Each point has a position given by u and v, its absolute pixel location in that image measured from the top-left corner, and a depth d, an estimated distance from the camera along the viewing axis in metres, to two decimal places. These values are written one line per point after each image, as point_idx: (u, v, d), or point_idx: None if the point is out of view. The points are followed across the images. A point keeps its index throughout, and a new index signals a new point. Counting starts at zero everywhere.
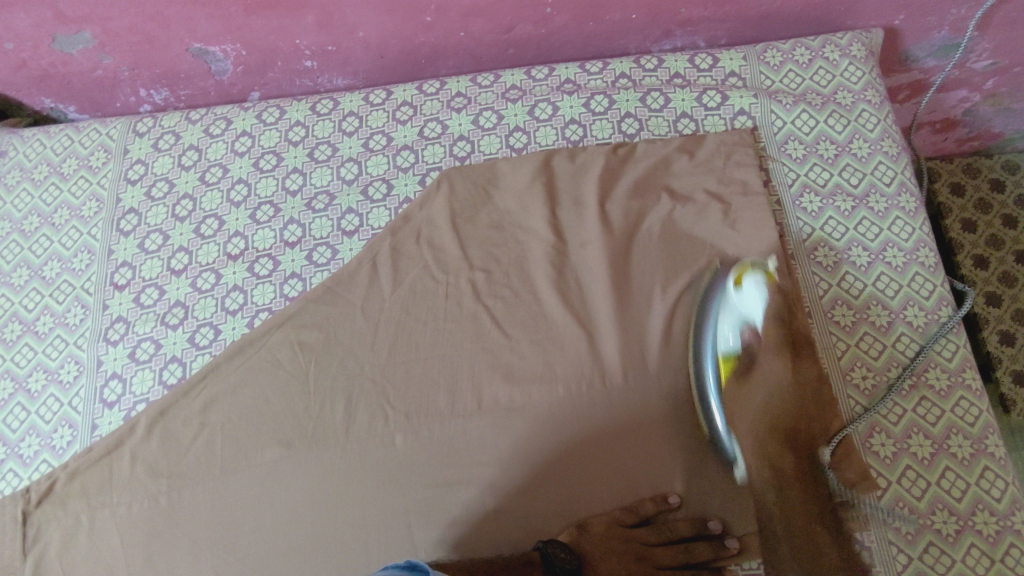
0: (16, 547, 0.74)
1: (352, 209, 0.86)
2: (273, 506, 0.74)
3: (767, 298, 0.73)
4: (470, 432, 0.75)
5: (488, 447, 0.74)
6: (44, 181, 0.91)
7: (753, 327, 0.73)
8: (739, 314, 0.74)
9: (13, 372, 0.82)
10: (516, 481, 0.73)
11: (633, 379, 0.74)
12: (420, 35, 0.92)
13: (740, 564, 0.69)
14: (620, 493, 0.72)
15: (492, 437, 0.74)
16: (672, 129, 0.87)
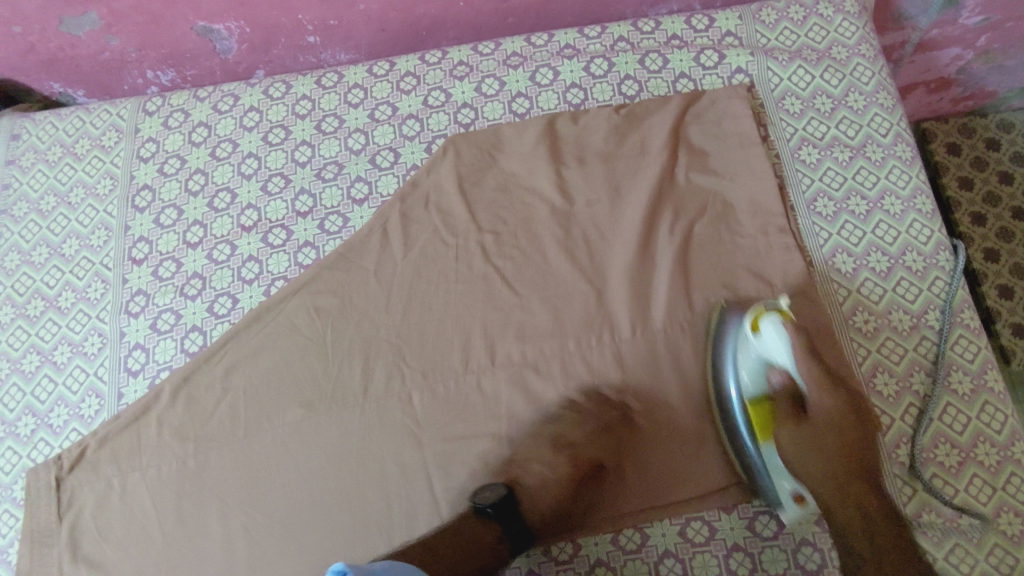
0: (51, 511, 0.77)
1: (361, 177, 0.88)
2: (299, 463, 0.77)
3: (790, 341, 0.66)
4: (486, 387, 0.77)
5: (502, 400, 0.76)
6: (58, 162, 0.92)
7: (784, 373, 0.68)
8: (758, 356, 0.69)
9: (38, 346, 0.84)
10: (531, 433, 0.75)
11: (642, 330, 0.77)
12: (420, 6, 0.94)
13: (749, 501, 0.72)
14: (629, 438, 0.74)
15: (506, 390, 0.77)
16: (671, 89, 0.89)
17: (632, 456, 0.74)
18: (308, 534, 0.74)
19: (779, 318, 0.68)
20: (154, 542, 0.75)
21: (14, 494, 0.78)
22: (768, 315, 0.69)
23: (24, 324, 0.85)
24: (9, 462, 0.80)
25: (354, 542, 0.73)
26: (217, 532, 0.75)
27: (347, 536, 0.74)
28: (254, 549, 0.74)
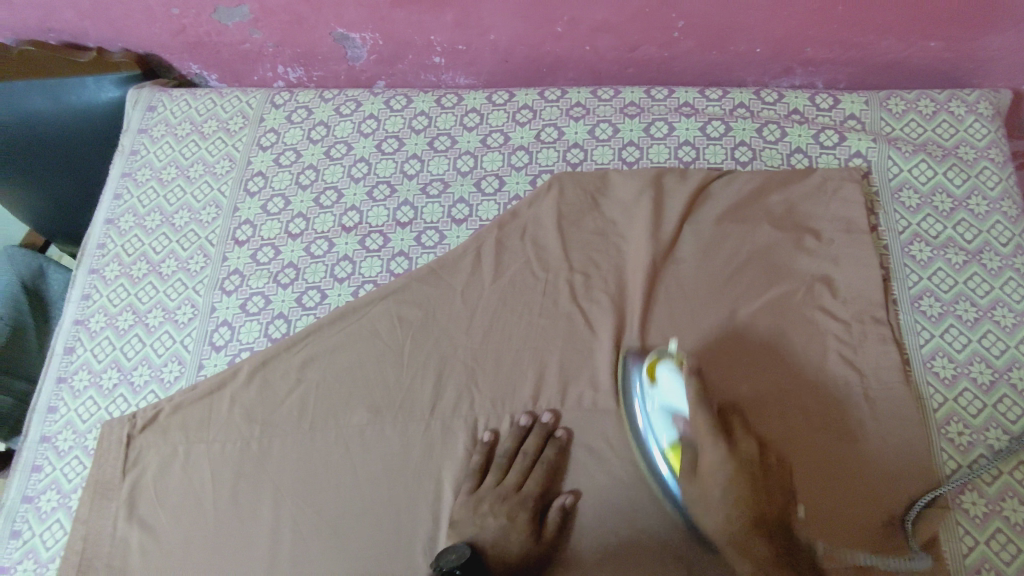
0: (118, 466, 0.79)
1: (463, 199, 0.90)
2: (357, 469, 0.77)
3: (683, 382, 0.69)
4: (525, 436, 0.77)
5: (539, 454, 0.76)
6: (185, 137, 0.97)
7: (682, 415, 0.69)
8: (663, 405, 0.70)
9: (134, 306, 0.88)
10: (566, 490, 0.75)
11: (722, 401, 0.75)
12: (548, 44, 0.96)
13: None
14: None
15: (517, 451, 0.76)
16: (785, 162, 0.88)
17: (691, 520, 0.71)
18: (354, 539, 0.74)
19: (674, 365, 0.71)
20: (207, 515, 0.76)
21: (87, 443, 0.81)
22: (663, 360, 0.72)
23: (125, 283, 0.89)
24: (88, 411, 0.83)
25: (397, 556, 0.73)
26: (268, 518, 0.76)
27: (391, 549, 0.73)
28: (301, 544, 0.74)
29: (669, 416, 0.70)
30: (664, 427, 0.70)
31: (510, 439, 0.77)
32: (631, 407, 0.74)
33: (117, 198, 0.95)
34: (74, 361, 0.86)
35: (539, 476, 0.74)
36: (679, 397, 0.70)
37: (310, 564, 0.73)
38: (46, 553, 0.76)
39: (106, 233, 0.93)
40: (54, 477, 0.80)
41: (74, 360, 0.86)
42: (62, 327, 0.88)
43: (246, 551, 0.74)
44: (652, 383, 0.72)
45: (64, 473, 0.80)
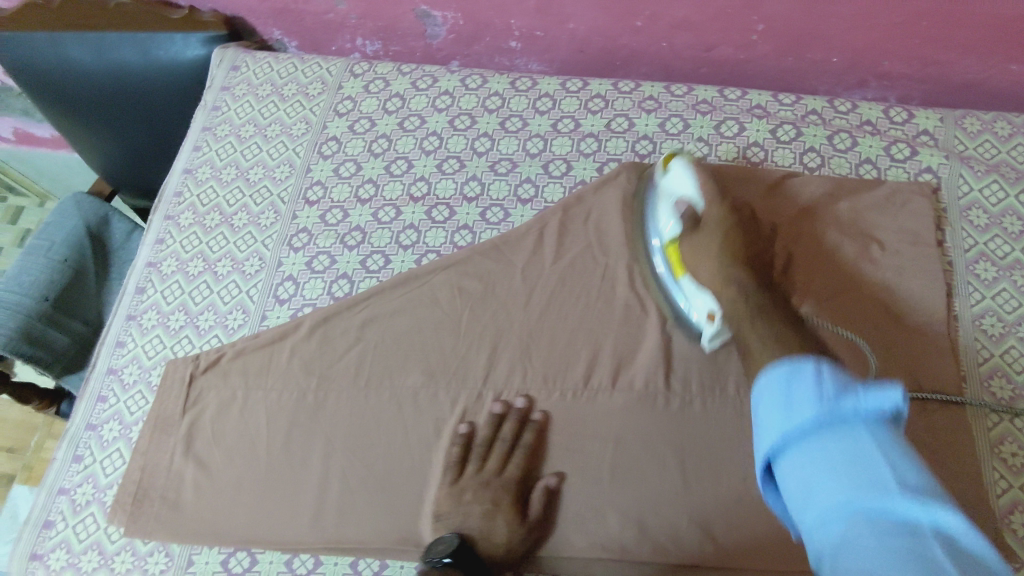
0: (179, 404, 0.82)
1: (530, 179, 0.91)
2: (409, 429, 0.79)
3: (692, 172, 0.79)
4: (501, 423, 0.78)
5: (517, 439, 0.77)
6: (265, 98, 1.00)
7: (686, 202, 0.79)
8: (671, 195, 0.81)
9: (204, 254, 0.91)
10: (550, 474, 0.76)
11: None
12: (625, 37, 0.98)
13: None
14: (729, 492, 0.73)
15: (495, 438, 0.78)
16: (853, 171, 0.88)
17: (734, 509, 0.72)
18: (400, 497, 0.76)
19: (686, 159, 0.81)
20: (260, 459, 0.79)
21: (151, 378, 0.84)
22: (675, 158, 0.82)
23: (198, 232, 0.92)
24: (154, 349, 0.86)
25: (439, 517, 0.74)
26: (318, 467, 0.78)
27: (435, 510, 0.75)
28: (349, 496, 0.76)
29: (673, 206, 0.81)
30: (668, 217, 0.80)
31: (486, 428, 0.78)
32: (655, 202, 0.85)
33: (196, 150, 0.98)
34: (144, 301, 0.89)
35: (518, 459, 0.76)
36: (686, 185, 0.79)
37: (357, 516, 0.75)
38: (105, 479, 0.79)
39: (183, 182, 0.96)
40: (117, 408, 0.83)
41: (144, 300, 0.89)
42: (136, 267, 0.92)
43: (295, 498, 0.76)
44: (665, 174, 0.83)
45: (127, 405, 0.83)
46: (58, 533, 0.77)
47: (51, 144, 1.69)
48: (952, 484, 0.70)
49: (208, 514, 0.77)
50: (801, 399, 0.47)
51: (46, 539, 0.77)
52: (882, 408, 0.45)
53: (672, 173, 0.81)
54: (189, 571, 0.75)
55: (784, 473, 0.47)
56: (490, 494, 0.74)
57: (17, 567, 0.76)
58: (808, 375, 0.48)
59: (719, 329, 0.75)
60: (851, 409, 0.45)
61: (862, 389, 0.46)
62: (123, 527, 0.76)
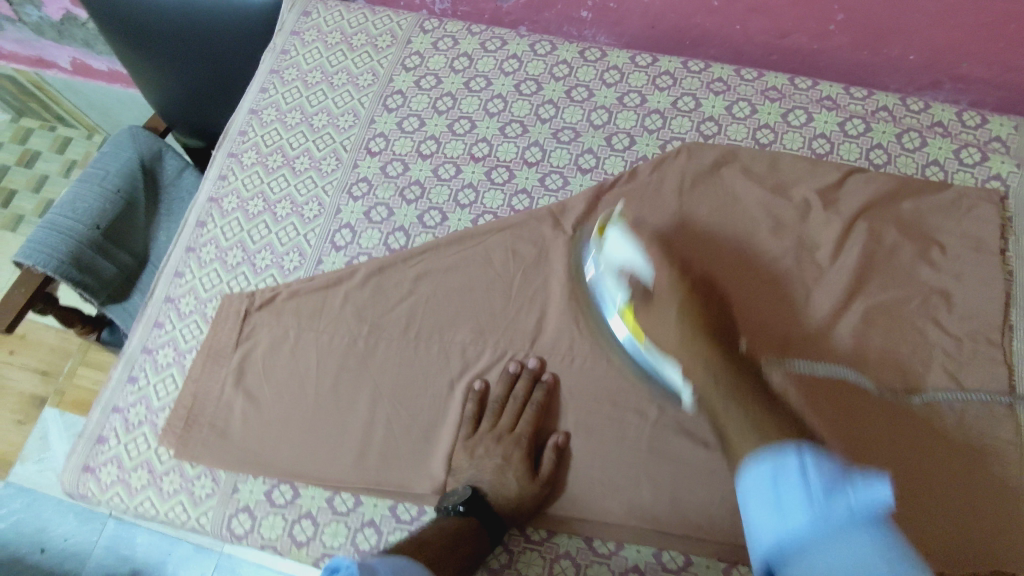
0: (232, 336, 0.84)
1: (592, 150, 0.91)
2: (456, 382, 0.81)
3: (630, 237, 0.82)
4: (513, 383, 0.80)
5: (528, 397, 0.79)
6: (334, 46, 1.01)
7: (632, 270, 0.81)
8: (612, 262, 0.82)
9: (264, 195, 0.92)
10: (590, 439, 0.77)
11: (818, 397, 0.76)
12: (699, 16, 0.97)
13: None
14: None
15: (507, 396, 0.79)
16: (920, 172, 0.87)
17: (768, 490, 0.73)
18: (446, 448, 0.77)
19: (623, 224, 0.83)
20: (307, 398, 0.81)
21: (207, 310, 0.86)
22: (612, 222, 0.84)
23: (260, 172, 0.93)
24: (211, 282, 0.88)
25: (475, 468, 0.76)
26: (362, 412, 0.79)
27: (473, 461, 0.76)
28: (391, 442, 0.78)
29: (619, 279, 0.81)
30: (617, 288, 0.81)
31: (500, 386, 0.80)
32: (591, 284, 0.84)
33: (263, 91, 0.99)
34: (204, 235, 0.91)
35: (528, 417, 0.78)
36: (629, 251, 0.81)
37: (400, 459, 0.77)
38: (158, 402, 0.82)
39: (248, 122, 0.97)
40: (172, 335, 0.85)
41: (204, 234, 0.91)
42: (197, 202, 0.93)
43: (339, 438, 0.78)
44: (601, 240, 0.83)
45: (182, 333, 0.85)
46: (110, 449, 0.80)
47: (106, 78, 1.71)
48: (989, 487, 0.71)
49: (254, 445, 0.79)
50: (791, 504, 0.54)
51: (99, 454, 0.80)
52: (876, 501, 0.53)
53: (612, 236, 0.82)
54: (234, 498, 0.77)
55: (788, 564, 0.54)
56: (500, 450, 0.76)
57: (69, 477, 0.79)
58: (792, 456, 0.57)
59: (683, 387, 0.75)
60: (844, 501, 0.53)
61: (853, 484, 0.54)
62: (173, 449, 0.79)
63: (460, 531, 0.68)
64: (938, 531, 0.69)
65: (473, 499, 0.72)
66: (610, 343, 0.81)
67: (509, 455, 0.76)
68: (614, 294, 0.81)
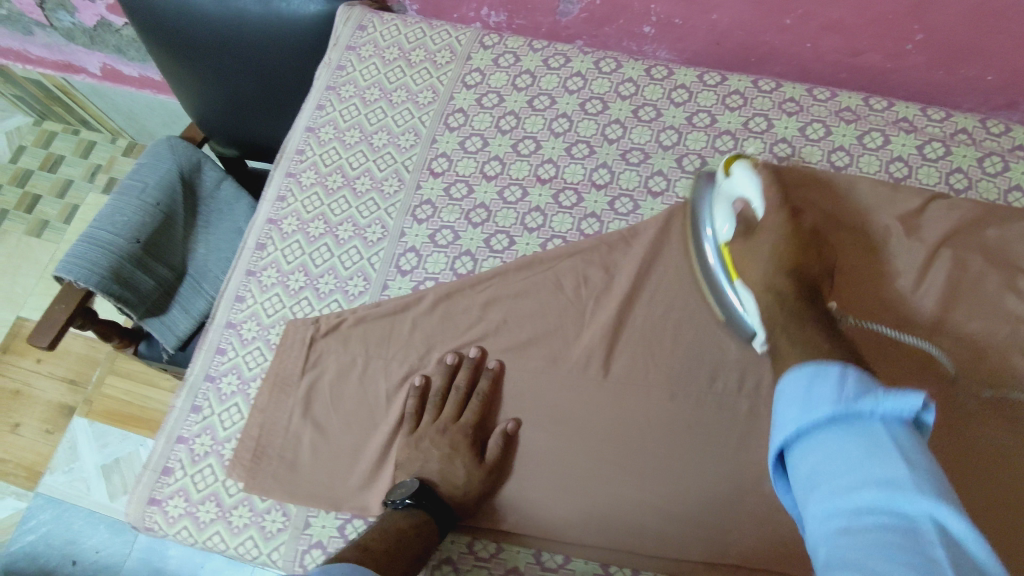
0: (298, 364, 0.82)
1: (662, 172, 0.89)
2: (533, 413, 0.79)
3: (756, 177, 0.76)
4: (454, 372, 0.81)
5: (471, 387, 0.80)
6: (392, 61, 0.98)
7: (748, 203, 0.76)
8: (730, 195, 0.78)
9: (326, 217, 0.90)
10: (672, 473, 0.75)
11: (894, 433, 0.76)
12: (769, 34, 0.94)
13: None
14: None
15: (449, 387, 0.80)
16: (1001, 198, 0.85)
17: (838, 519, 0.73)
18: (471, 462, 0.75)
19: (751, 164, 0.78)
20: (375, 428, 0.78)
21: (270, 336, 0.84)
22: (740, 161, 0.78)
23: (320, 193, 0.92)
24: (273, 307, 0.86)
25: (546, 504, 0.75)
26: (434, 449, 0.77)
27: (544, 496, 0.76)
28: (470, 484, 0.74)
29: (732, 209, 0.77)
30: (724, 220, 0.77)
31: (440, 377, 0.80)
32: (709, 203, 0.81)
33: (320, 108, 0.97)
34: (264, 258, 0.89)
35: (474, 406, 0.78)
36: (750, 187, 0.76)
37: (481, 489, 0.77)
38: (223, 433, 0.80)
39: (306, 140, 0.95)
40: (235, 362, 0.84)
41: (264, 257, 0.89)
42: (255, 223, 0.91)
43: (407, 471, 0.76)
44: (727, 176, 0.79)
45: (245, 360, 0.84)
46: (176, 480, 0.78)
47: (136, 83, 1.68)
48: None
49: (325, 478, 0.77)
50: (822, 397, 0.50)
51: (164, 485, 0.78)
52: (904, 413, 0.46)
53: (737, 172, 0.77)
54: (306, 533, 0.75)
55: (800, 468, 0.49)
56: (448, 439, 0.77)
57: (136, 509, 0.78)
58: (829, 377, 0.51)
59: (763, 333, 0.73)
60: (868, 410, 0.47)
61: (883, 391, 0.47)
62: (242, 482, 0.77)
63: (413, 530, 0.69)
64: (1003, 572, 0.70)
65: (423, 491, 0.72)
66: (715, 289, 0.78)
67: (457, 444, 0.76)
68: (722, 225, 0.77)
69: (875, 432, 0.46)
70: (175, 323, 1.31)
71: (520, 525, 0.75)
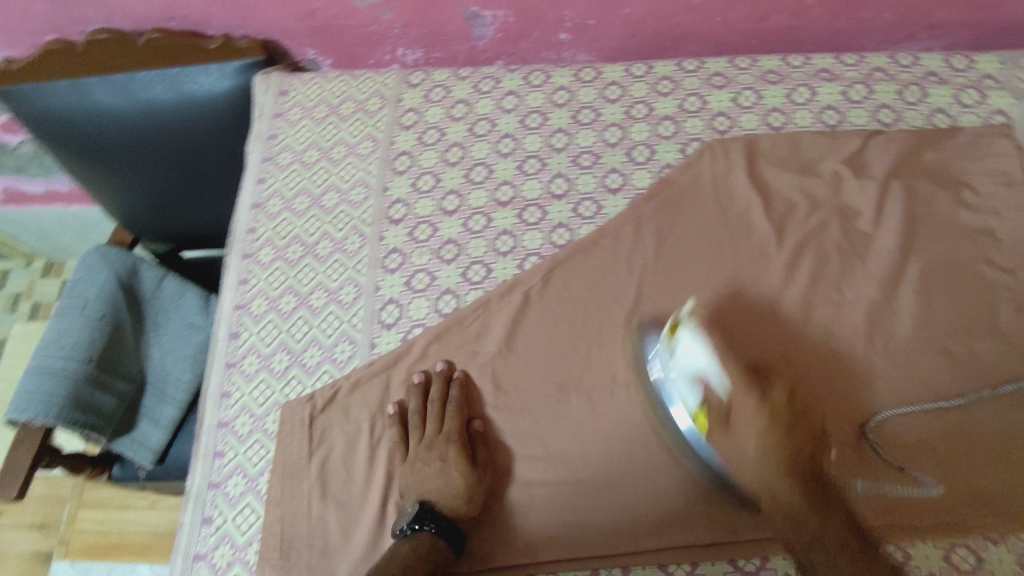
0: (303, 447, 0.78)
1: (616, 169, 0.90)
2: (558, 433, 0.77)
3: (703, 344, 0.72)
4: (427, 390, 0.80)
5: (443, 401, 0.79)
6: (323, 120, 0.97)
7: (703, 378, 0.71)
8: (685, 368, 0.72)
9: (295, 289, 0.87)
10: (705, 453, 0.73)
11: (905, 361, 0.76)
12: (680, 16, 0.97)
13: (988, 536, 0.70)
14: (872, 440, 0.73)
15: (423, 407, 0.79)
16: (928, 122, 0.90)
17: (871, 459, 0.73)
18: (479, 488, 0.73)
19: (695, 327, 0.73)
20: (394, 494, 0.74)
21: (267, 426, 0.81)
22: (684, 323, 0.74)
23: (282, 267, 0.89)
24: (263, 394, 0.82)
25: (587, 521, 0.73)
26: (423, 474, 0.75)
27: (584, 515, 0.73)
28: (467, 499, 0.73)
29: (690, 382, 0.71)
30: (690, 392, 0.72)
31: (411, 401, 0.79)
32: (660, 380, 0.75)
33: (261, 182, 0.95)
34: (241, 346, 0.85)
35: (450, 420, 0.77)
36: (699, 357, 0.71)
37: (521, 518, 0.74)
38: (242, 537, 0.76)
39: (255, 217, 0.93)
40: (238, 461, 0.80)
41: (241, 345, 0.86)
42: (223, 313, 0.88)
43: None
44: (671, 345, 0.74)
45: (248, 457, 0.80)
46: None
47: (44, 200, 1.59)
48: None
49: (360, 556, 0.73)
50: None
51: None
52: None
53: (684, 340, 0.72)
54: None
55: None
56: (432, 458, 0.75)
57: None
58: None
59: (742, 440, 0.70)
60: None
61: None
62: None
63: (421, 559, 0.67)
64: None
65: (427, 514, 0.71)
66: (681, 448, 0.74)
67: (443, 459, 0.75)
68: (684, 398, 0.72)
69: None
70: (146, 438, 1.23)
71: (570, 552, 0.72)
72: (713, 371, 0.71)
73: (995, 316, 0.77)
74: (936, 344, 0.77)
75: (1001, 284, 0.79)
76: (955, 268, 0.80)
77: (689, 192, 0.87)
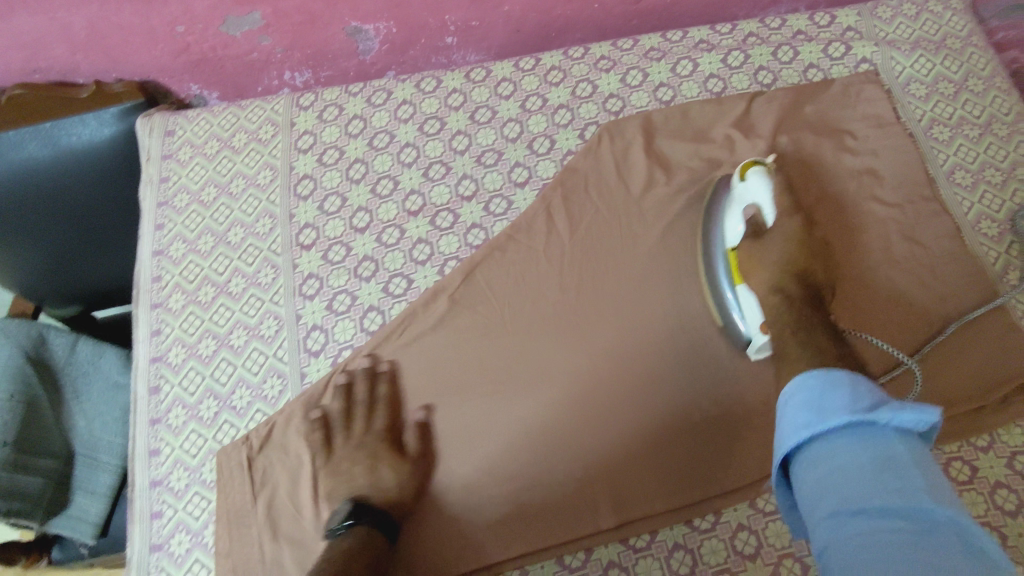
0: (246, 491, 0.76)
1: (520, 163, 0.91)
2: (508, 425, 0.76)
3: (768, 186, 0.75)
4: (365, 411, 0.78)
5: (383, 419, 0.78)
6: (216, 155, 0.94)
7: (758, 210, 0.75)
8: (744, 202, 0.77)
9: (212, 332, 0.85)
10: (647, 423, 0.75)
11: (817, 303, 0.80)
12: (559, 7, 0.99)
13: None
14: None
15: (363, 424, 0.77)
16: (803, 78, 0.95)
17: None
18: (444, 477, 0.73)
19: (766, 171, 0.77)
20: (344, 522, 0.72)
21: (205, 476, 0.78)
22: (756, 166, 0.77)
23: (196, 311, 0.86)
24: (195, 445, 0.80)
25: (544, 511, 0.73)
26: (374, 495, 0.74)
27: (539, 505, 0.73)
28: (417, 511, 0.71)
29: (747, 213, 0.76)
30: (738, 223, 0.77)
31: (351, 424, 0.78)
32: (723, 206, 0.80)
33: (160, 229, 0.91)
34: (164, 400, 0.82)
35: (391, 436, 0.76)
36: (763, 194, 0.75)
37: (478, 513, 0.73)
38: None
39: (159, 265, 0.90)
40: (179, 518, 0.77)
41: (163, 399, 0.82)
42: (140, 369, 0.85)
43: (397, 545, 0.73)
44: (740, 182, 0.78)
45: (189, 512, 0.77)
46: None
47: None
48: (972, 330, 0.77)
49: None
50: (831, 404, 0.49)
51: None
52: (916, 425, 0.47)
53: (751, 179, 0.76)
54: None
55: (809, 469, 0.49)
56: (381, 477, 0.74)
57: None
58: (842, 386, 0.50)
59: (768, 341, 0.73)
60: (885, 420, 0.47)
61: (899, 403, 0.47)
62: None
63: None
64: (936, 391, 0.75)
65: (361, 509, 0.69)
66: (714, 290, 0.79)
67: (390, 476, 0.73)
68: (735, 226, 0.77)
69: (884, 447, 0.46)
70: (84, 511, 1.16)
71: (531, 544, 0.72)
72: (767, 211, 0.74)
73: (890, 248, 0.82)
74: (841, 282, 0.81)
75: (889, 217, 0.84)
76: (846, 209, 0.85)
77: (592, 174, 0.89)
